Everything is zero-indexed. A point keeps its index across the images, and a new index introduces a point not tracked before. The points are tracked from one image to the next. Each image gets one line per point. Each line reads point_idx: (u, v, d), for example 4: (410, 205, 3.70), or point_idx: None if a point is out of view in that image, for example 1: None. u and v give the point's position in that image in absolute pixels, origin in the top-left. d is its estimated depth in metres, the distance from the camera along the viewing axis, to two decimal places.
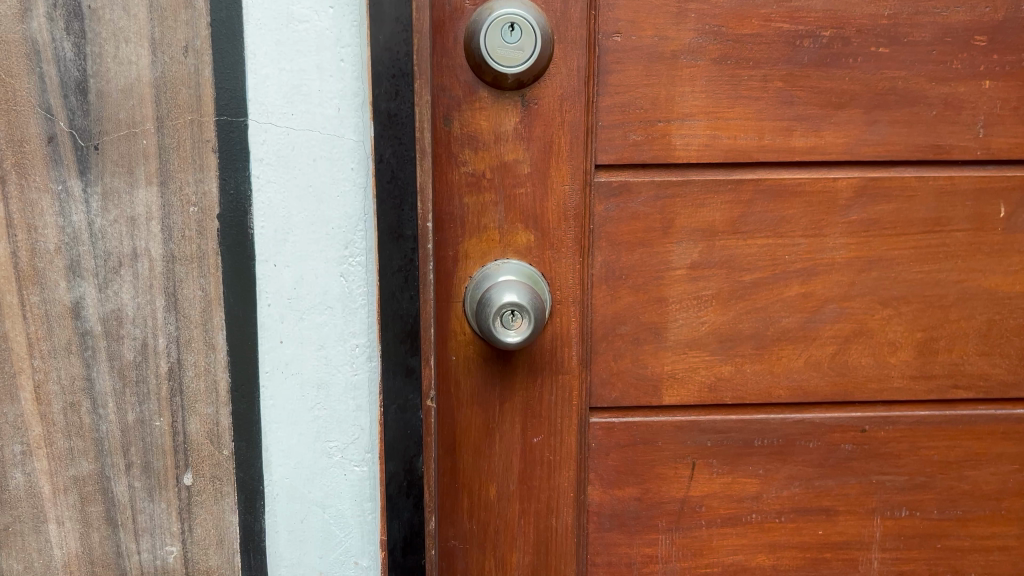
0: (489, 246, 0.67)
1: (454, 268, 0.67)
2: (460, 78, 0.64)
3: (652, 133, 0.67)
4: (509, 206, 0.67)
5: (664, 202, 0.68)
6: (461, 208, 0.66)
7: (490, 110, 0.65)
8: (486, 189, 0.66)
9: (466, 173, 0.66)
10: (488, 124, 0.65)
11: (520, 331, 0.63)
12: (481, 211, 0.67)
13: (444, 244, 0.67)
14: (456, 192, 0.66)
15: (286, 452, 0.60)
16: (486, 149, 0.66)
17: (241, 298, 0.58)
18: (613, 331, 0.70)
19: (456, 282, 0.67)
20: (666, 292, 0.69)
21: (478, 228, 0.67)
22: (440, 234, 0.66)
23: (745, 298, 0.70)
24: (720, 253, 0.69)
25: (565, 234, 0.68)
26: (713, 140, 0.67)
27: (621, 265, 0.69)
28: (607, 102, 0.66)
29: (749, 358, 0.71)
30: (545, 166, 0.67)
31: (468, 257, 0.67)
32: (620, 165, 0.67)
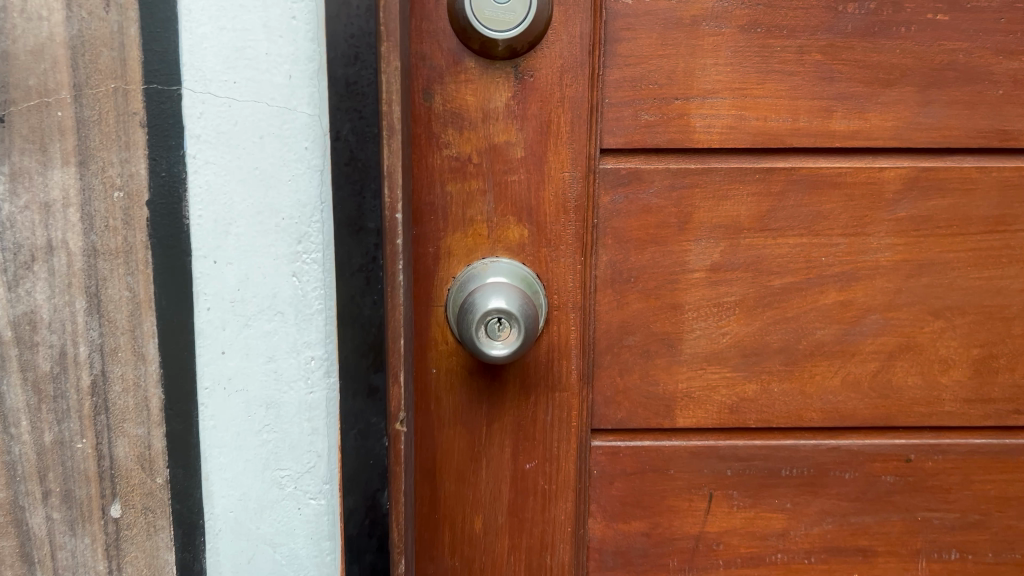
0: (476, 242, 0.58)
1: (435, 268, 0.58)
2: (442, 45, 0.55)
3: (668, 112, 0.57)
4: (500, 196, 0.57)
5: (681, 193, 0.58)
6: (443, 197, 0.57)
7: (477, 83, 0.56)
8: (472, 176, 0.57)
9: (449, 157, 0.57)
10: (474, 100, 0.56)
11: (508, 342, 0.54)
12: (467, 201, 0.57)
13: (424, 240, 0.57)
14: (437, 178, 0.57)
15: (231, 480, 0.52)
16: (472, 129, 0.56)
17: (177, 300, 0.49)
18: (620, 342, 0.60)
19: (438, 283, 0.58)
20: (682, 298, 0.60)
21: (463, 221, 0.58)
22: (418, 227, 0.57)
23: (774, 306, 0.60)
24: (746, 254, 0.59)
25: (564, 229, 0.58)
26: (738, 122, 0.58)
27: (630, 265, 0.59)
28: (615, 76, 0.57)
29: (777, 375, 0.61)
30: (541, 149, 0.57)
31: (451, 253, 0.58)
32: (630, 149, 0.58)
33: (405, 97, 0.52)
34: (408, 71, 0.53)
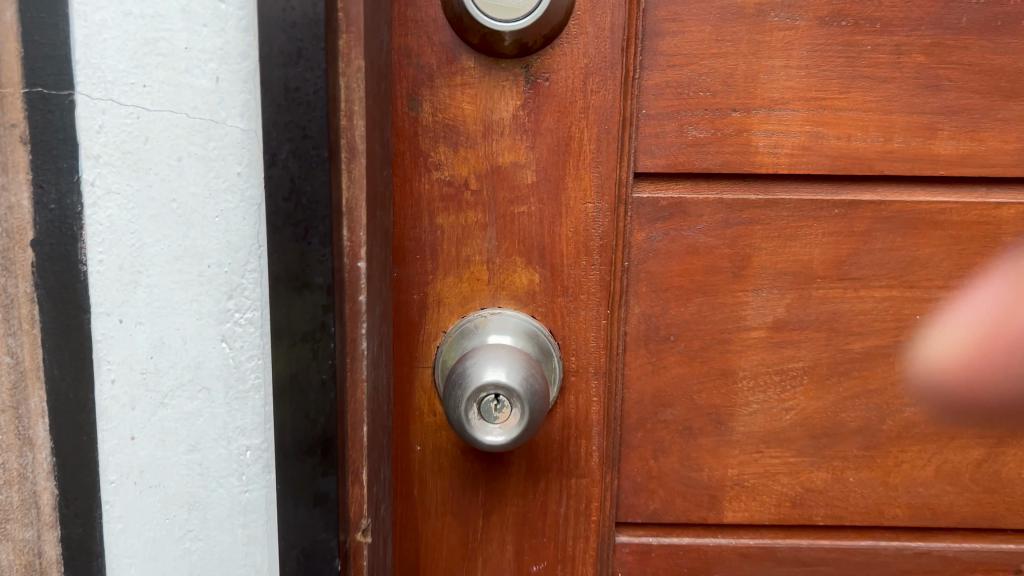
0: (473, 289, 0.46)
1: (421, 319, 0.46)
2: (433, 39, 0.43)
3: (723, 127, 0.45)
4: (504, 231, 0.45)
5: (737, 231, 0.46)
6: (432, 231, 0.45)
7: (477, 88, 0.43)
8: (470, 206, 0.45)
9: (440, 181, 0.44)
10: (473, 109, 0.44)
11: (506, 428, 0.41)
12: (462, 237, 0.45)
13: (406, 284, 0.45)
14: (424, 209, 0.45)
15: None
16: (470, 146, 0.44)
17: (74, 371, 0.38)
18: (654, 417, 0.48)
19: (424, 338, 0.46)
20: (735, 364, 0.47)
21: (457, 262, 0.45)
22: (399, 268, 0.45)
23: (852, 375, 0.47)
24: (818, 310, 0.47)
25: (587, 274, 0.45)
26: (814, 141, 0.45)
27: (668, 320, 0.47)
28: (656, 80, 0.44)
29: (854, 462, 0.48)
30: (557, 173, 0.44)
31: (441, 301, 0.46)
32: (672, 174, 0.45)
33: (379, 106, 0.40)
34: (384, 72, 0.41)
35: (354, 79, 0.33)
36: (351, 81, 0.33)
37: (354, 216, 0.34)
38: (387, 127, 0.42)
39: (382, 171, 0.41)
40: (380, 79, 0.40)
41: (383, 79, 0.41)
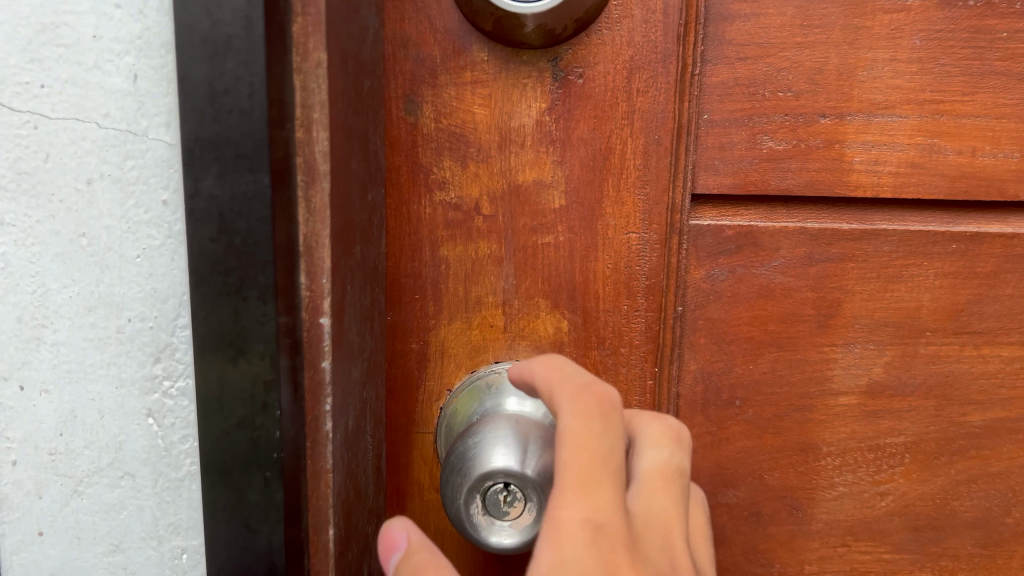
0: (486, 338, 0.36)
1: (421, 374, 0.37)
2: (439, 24, 0.34)
3: (808, 137, 0.35)
4: (523, 266, 0.36)
5: (824, 269, 0.36)
6: (436, 267, 0.36)
7: (493, 86, 0.34)
8: (482, 234, 0.36)
9: (444, 204, 0.35)
10: (487, 113, 0.34)
11: (516, 530, 0.31)
12: (472, 274, 0.36)
13: (403, 330, 0.36)
14: (425, 237, 0.36)
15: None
16: (483, 160, 0.35)
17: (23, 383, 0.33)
18: (714, 500, 0.38)
19: (424, 397, 0.37)
20: (817, 436, 0.38)
21: (465, 304, 0.36)
22: (394, 310, 0.36)
23: (968, 454, 0.38)
24: (926, 371, 0.37)
25: (628, 322, 0.36)
26: (926, 156, 0.35)
27: (732, 381, 0.37)
28: (722, 75, 0.34)
29: (967, 562, 0.39)
30: (592, 195, 0.35)
31: (445, 352, 0.37)
32: (740, 196, 0.36)
33: (358, 111, 0.31)
34: (369, 68, 0.32)
35: (314, 77, 0.25)
36: (312, 79, 0.25)
37: (315, 257, 0.27)
38: (375, 136, 0.33)
39: (369, 194, 0.32)
40: (361, 76, 0.31)
41: (366, 78, 0.31)
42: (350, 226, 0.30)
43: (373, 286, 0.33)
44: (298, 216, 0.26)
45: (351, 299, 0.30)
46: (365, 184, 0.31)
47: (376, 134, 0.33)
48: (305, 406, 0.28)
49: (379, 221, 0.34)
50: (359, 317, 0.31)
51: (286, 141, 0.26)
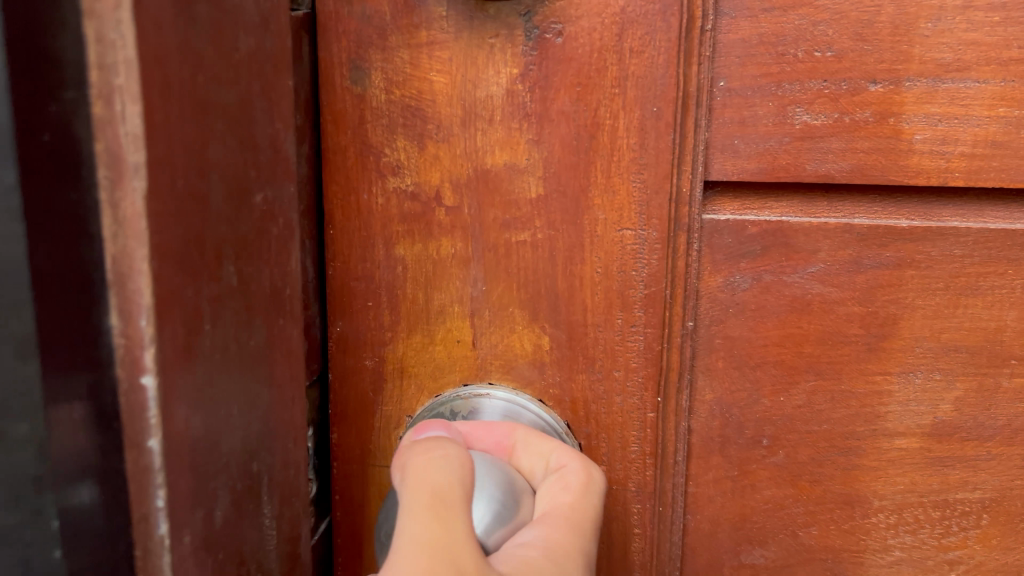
0: (451, 356, 0.30)
1: (379, 396, 0.31)
2: None
3: (854, 110, 0.27)
4: (495, 271, 0.29)
5: (878, 278, 0.28)
6: (390, 270, 0.29)
7: (454, 49, 0.27)
8: (445, 230, 0.29)
9: (399, 193, 0.29)
10: (446, 83, 0.28)
11: None
12: (433, 277, 0.29)
13: (354, 344, 0.30)
14: (377, 234, 0.29)
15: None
16: (444, 140, 0.28)
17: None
18: (735, 560, 0.31)
19: (380, 422, 0.31)
20: (868, 489, 0.30)
21: (427, 314, 0.30)
22: (343, 319, 0.30)
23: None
24: (1010, 411, 0.29)
25: (623, 341, 0.29)
26: (1011, 133, 0.27)
27: (759, 415, 0.30)
28: (742, 32, 0.27)
29: None
30: (577, 183, 0.28)
31: (404, 371, 0.30)
32: (768, 184, 0.28)
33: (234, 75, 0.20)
34: (258, 22, 0.21)
35: (112, 24, 0.16)
36: (105, 27, 0.15)
37: (127, 290, 0.17)
38: (269, 114, 0.22)
39: (257, 196, 0.21)
40: (241, 27, 0.20)
41: (247, 33, 0.20)
42: (224, 239, 0.20)
43: (269, 328, 0.22)
44: (100, 230, 0.17)
45: (232, 347, 0.20)
46: (248, 181, 0.21)
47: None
48: (126, 505, 0.18)
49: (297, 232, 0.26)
50: (253, 374, 0.22)
51: (63, 117, 0.16)
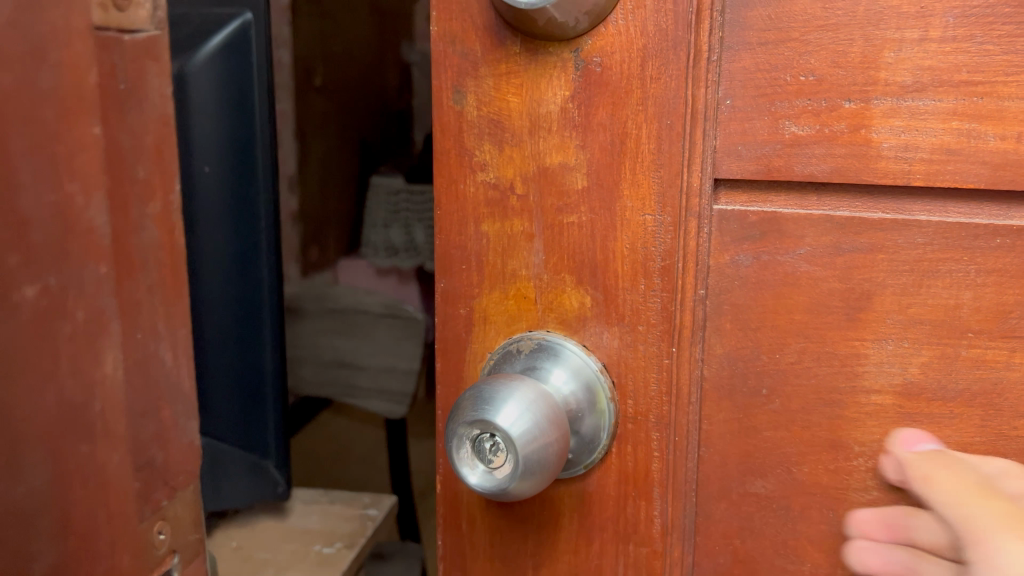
0: (520, 309, 0.38)
1: (468, 336, 0.39)
2: (475, 22, 0.36)
3: (832, 122, 0.34)
4: (552, 244, 0.37)
5: (851, 259, 0.35)
6: (478, 240, 0.38)
7: (524, 76, 0.35)
8: (516, 212, 0.37)
9: (485, 183, 0.37)
10: (518, 101, 0.36)
11: (478, 471, 0.33)
12: (508, 249, 0.37)
13: (453, 296, 0.39)
14: (470, 214, 0.38)
15: (236, 496, 0.64)
16: (517, 144, 0.36)
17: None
18: (741, 488, 0.38)
19: (471, 358, 0.39)
20: (848, 436, 0.36)
21: (503, 275, 0.38)
22: (447, 277, 0.39)
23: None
24: (969, 377, 0.35)
25: (646, 301, 0.36)
26: (965, 142, 0.33)
27: (759, 369, 0.37)
28: (743, 62, 0.34)
29: None
30: (611, 177, 0.35)
31: (487, 318, 0.39)
32: (767, 181, 0.35)
33: None
34: (24, 55, 0.22)
35: None
36: None
37: None
38: (44, 180, 0.23)
39: (25, 289, 0.23)
40: None
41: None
42: None
43: (54, 448, 0.24)
44: None
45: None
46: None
47: (151, 180, 0.27)
48: None
49: (140, 296, 0.27)
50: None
51: None
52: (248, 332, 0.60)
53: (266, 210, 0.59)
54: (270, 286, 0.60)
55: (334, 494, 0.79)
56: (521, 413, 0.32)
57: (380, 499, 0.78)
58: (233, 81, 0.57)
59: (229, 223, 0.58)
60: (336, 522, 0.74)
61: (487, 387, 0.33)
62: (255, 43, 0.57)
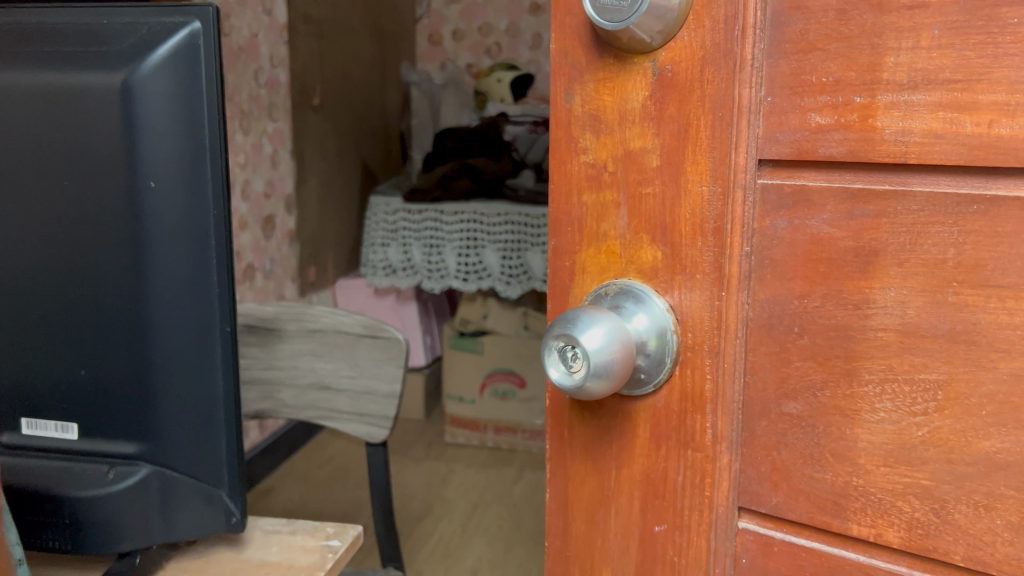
0: (609, 261, 0.49)
1: (571, 284, 0.51)
2: (580, 41, 0.47)
3: (847, 114, 0.42)
4: (633, 210, 0.48)
5: (863, 223, 0.43)
6: (579, 208, 0.50)
7: (615, 79, 0.47)
8: (608, 185, 0.48)
9: (586, 163, 0.49)
10: (611, 98, 0.47)
11: (561, 370, 0.44)
12: (601, 214, 0.49)
13: (557, 250, 0.51)
14: (574, 188, 0.50)
15: (191, 523, 0.80)
16: (609, 133, 0.48)
17: (127, 229, 0.75)
18: (779, 408, 0.47)
19: (570, 300, 0.51)
20: (861, 365, 0.44)
21: (597, 235, 0.49)
22: (557, 237, 0.51)
23: (997, 398, 0.41)
24: (954, 317, 0.42)
25: (702, 255, 0.46)
26: (950, 128, 0.41)
27: (793, 311, 0.46)
28: (782, 67, 0.44)
29: (1003, 502, 0.42)
30: (677, 158, 0.46)
31: (583, 270, 0.50)
32: (799, 161, 0.44)
33: None
34: None
35: None
36: None
37: None
38: None
39: None
40: None
41: None
42: None
43: None
44: None
45: None
46: None
47: None
48: None
49: None
50: None
51: None
52: (202, 328, 0.76)
53: (216, 223, 0.75)
54: (222, 293, 0.76)
55: (297, 524, 0.90)
56: (602, 333, 0.43)
57: (343, 528, 0.88)
58: (184, 90, 0.74)
59: (184, 230, 0.75)
60: (297, 555, 0.84)
61: (574, 312, 0.44)
62: (202, 55, 0.74)
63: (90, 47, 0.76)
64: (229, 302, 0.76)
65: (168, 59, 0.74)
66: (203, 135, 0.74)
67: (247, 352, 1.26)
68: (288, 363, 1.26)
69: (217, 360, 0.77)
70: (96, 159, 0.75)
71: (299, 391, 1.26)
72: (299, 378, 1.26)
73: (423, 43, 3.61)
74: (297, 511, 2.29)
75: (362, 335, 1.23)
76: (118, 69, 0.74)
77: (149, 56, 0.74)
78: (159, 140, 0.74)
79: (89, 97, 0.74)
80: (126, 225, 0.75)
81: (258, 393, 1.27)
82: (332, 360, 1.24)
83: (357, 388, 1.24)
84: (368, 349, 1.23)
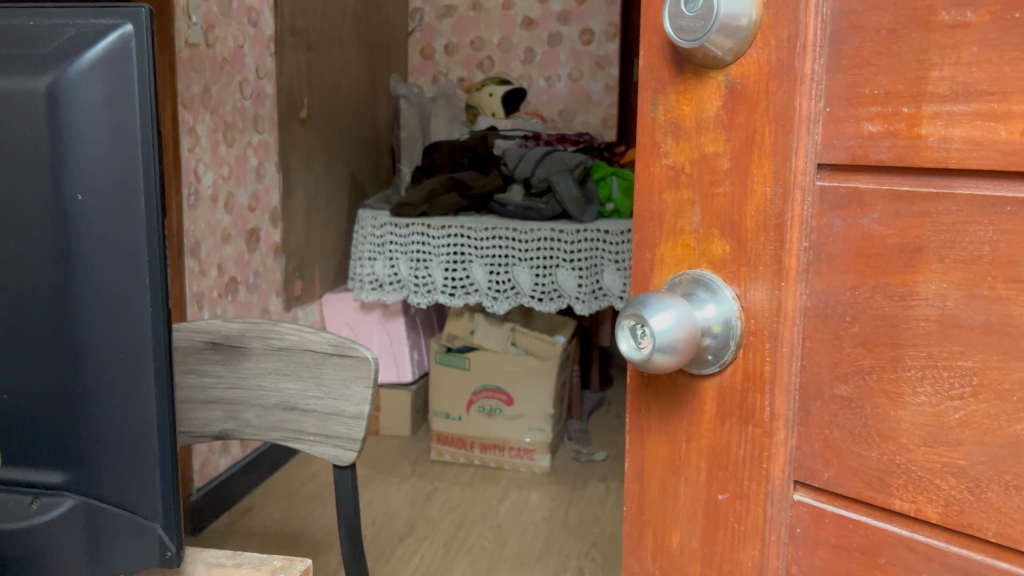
0: (685, 254, 0.55)
1: (652, 274, 0.57)
2: (665, 57, 0.54)
3: (895, 123, 0.47)
4: (706, 208, 0.53)
5: (909, 221, 0.47)
6: (660, 206, 0.56)
7: (694, 91, 0.53)
8: (685, 185, 0.54)
9: (667, 166, 0.55)
10: (690, 109, 0.53)
11: (631, 346, 0.49)
12: (678, 211, 0.55)
13: (639, 244, 0.57)
14: (655, 189, 0.56)
15: (125, 557, 0.72)
16: (686, 138, 0.54)
17: (53, 246, 0.66)
18: (830, 390, 0.51)
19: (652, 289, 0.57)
20: (904, 353, 0.48)
21: (674, 230, 0.55)
22: (639, 232, 0.57)
23: None
24: (990, 308, 0.45)
25: (765, 250, 0.51)
26: (986, 136, 0.44)
27: (846, 301, 0.50)
28: (839, 81, 0.48)
29: None
30: (746, 162, 0.51)
31: (662, 263, 0.56)
32: (853, 165, 0.49)
33: None
34: None
35: None
36: None
37: None
38: None
39: None
40: None
41: None
42: None
43: None
44: None
45: None
46: None
47: None
48: None
49: None
50: None
51: None
52: (134, 356, 0.67)
53: (149, 240, 0.66)
54: (155, 317, 0.67)
55: (243, 557, 0.83)
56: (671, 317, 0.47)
57: (290, 561, 0.81)
58: (115, 94, 0.65)
59: (115, 248, 0.66)
60: None
61: (648, 295, 0.48)
62: (134, 57, 0.65)
63: (9, 47, 0.67)
64: (163, 328, 0.67)
65: (97, 60, 0.65)
66: (135, 143, 0.65)
67: (210, 370, 1.28)
68: (253, 382, 1.27)
69: (149, 391, 0.68)
70: (16, 169, 0.66)
71: (264, 411, 1.27)
72: (264, 398, 1.27)
73: (415, 56, 3.65)
74: (279, 531, 2.31)
75: (330, 353, 1.24)
76: (42, 72, 0.66)
77: (79, 56, 0.65)
78: (89, 146, 0.65)
79: (12, 105, 0.66)
80: (53, 242, 0.66)
81: (223, 412, 1.29)
82: (299, 380, 1.25)
83: (325, 409, 1.24)
84: (335, 367, 1.23)
